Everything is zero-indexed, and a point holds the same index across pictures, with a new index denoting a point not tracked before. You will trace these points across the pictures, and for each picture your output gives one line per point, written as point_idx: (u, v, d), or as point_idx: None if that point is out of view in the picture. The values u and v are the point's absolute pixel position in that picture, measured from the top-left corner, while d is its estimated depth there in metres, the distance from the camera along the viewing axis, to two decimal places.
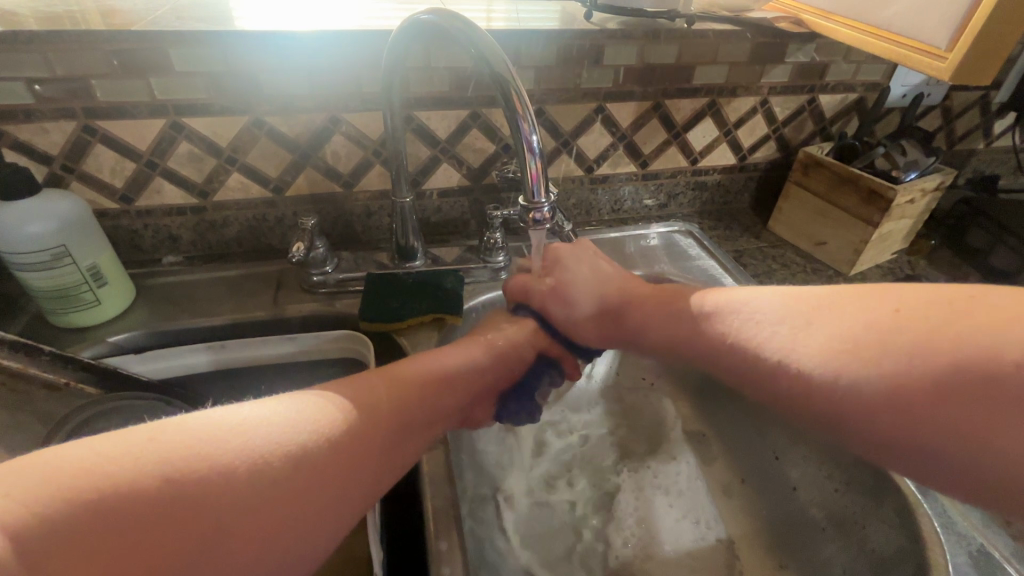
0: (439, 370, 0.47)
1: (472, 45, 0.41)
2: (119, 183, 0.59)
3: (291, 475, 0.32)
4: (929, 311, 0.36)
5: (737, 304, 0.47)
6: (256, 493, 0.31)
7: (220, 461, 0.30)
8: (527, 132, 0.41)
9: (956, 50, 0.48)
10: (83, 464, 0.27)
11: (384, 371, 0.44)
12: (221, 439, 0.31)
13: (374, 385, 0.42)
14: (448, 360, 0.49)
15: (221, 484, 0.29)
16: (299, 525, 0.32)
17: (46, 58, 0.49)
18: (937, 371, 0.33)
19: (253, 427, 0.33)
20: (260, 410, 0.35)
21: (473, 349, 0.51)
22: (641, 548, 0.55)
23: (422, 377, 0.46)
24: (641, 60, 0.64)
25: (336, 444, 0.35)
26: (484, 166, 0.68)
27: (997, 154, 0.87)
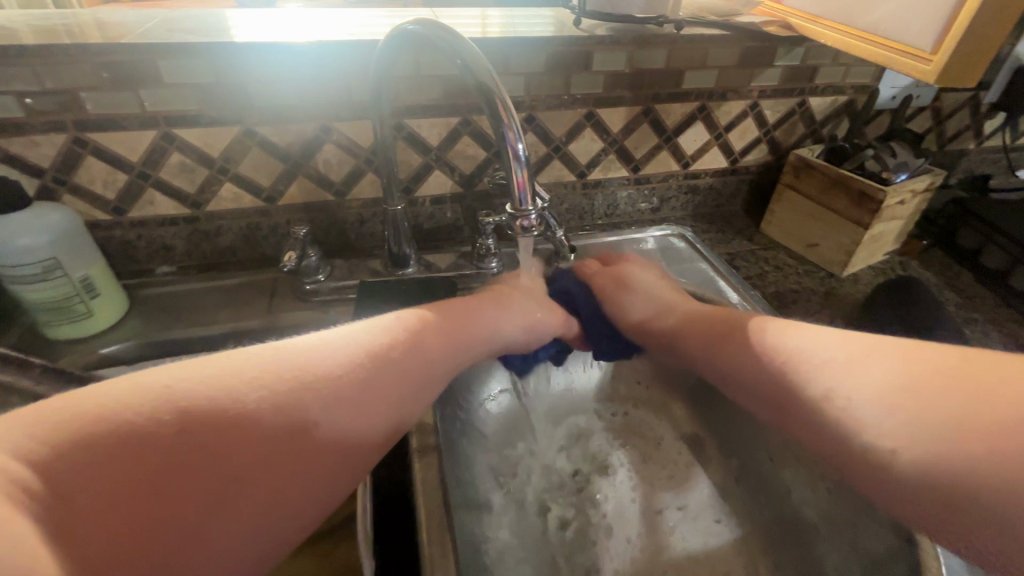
0: (462, 350, 0.46)
1: (457, 54, 0.41)
2: (111, 195, 0.59)
3: (295, 449, 0.31)
4: (1001, 372, 0.32)
5: (788, 330, 0.45)
6: (259, 463, 0.30)
7: (233, 421, 0.29)
8: (512, 140, 0.41)
9: (941, 53, 0.48)
10: (110, 401, 0.27)
11: (417, 339, 0.42)
12: (241, 395, 0.31)
13: (406, 354, 0.40)
14: (473, 345, 0.47)
15: (227, 448, 0.29)
16: (287, 502, 0.31)
17: (36, 71, 0.49)
18: (982, 425, 0.30)
19: (273, 388, 0.32)
20: (285, 367, 0.34)
21: (496, 332, 0.50)
22: (640, 554, 0.54)
23: (447, 356, 0.44)
24: (630, 65, 0.65)
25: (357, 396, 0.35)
26: (476, 173, 0.68)
27: (987, 154, 0.88)
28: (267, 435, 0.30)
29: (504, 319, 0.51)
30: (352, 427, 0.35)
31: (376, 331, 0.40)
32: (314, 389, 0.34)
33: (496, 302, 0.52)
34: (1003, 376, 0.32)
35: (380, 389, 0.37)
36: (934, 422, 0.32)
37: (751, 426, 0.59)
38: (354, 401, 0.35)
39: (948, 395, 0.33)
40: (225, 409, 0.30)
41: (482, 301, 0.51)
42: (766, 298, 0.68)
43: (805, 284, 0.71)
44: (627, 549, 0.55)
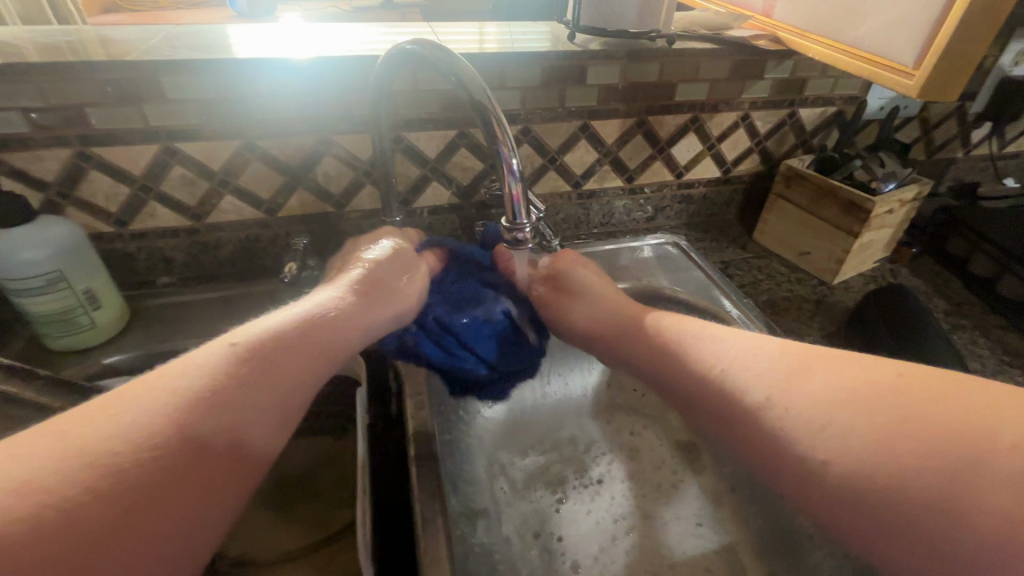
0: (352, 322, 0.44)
1: (451, 72, 0.42)
2: (114, 208, 0.60)
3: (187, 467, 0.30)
4: (931, 383, 0.33)
5: (705, 334, 0.46)
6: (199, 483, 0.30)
7: (155, 452, 0.29)
8: (506, 155, 0.42)
9: (923, 68, 0.50)
10: None
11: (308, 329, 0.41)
12: (146, 426, 0.30)
13: (298, 348, 0.39)
14: (349, 322, 0.44)
15: (162, 480, 0.29)
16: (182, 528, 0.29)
17: (40, 87, 0.50)
18: (925, 442, 0.30)
19: (160, 410, 0.31)
20: (175, 389, 0.32)
21: (382, 306, 0.48)
22: (637, 560, 0.55)
23: (347, 341, 0.43)
24: (624, 79, 0.66)
25: (233, 394, 0.34)
26: (473, 185, 0.69)
27: (976, 163, 0.89)
28: (194, 455, 0.31)
29: (399, 296, 0.49)
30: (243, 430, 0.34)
31: (252, 335, 0.38)
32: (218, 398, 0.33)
33: (388, 280, 0.50)
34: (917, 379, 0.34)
35: (276, 383, 0.37)
36: (887, 447, 0.31)
37: None
38: (259, 398, 0.35)
39: (889, 409, 0.32)
40: (122, 443, 0.29)
41: (364, 284, 0.48)
42: (759, 306, 0.69)
43: (797, 291, 0.72)
44: (614, 554, 0.55)
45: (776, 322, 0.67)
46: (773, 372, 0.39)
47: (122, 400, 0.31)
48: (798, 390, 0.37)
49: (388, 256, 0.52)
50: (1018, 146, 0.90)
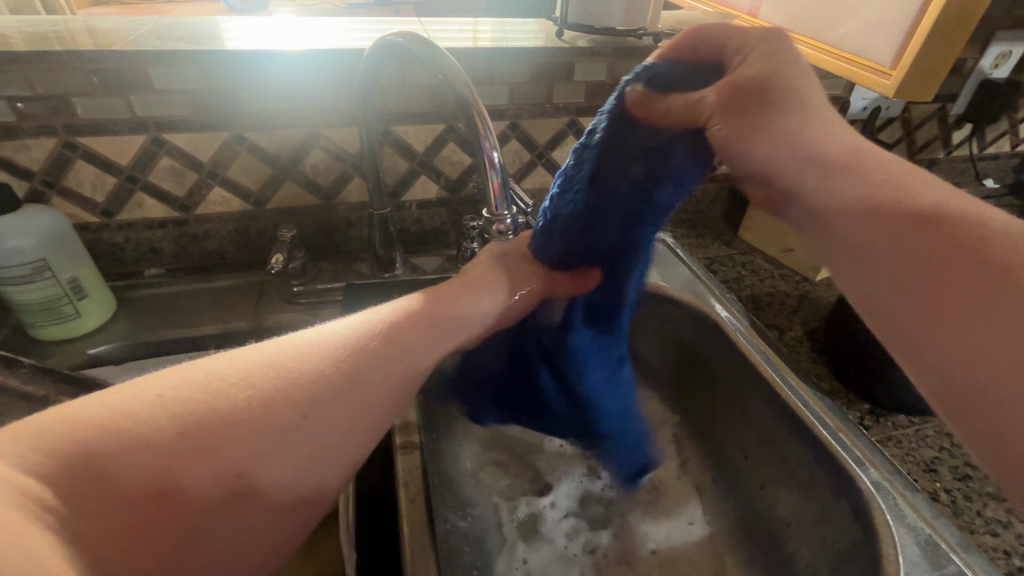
0: (462, 317, 0.44)
1: (434, 65, 0.42)
2: (100, 198, 0.60)
3: (296, 445, 0.31)
4: None
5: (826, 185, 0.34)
6: (219, 497, 0.28)
7: (255, 426, 0.29)
8: (488, 149, 0.42)
9: (899, 68, 0.51)
10: (104, 412, 0.26)
11: (405, 328, 0.40)
12: (200, 408, 0.28)
13: (414, 328, 0.40)
14: (460, 315, 0.44)
15: (267, 454, 0.29)
16: (265, 515, 0.30)
17: (26, 76, 0.50)
18: None
19: (293, 378, 0.32)
20: (300, 359, 0.34)
21: (482, 298, 0.47)
22: (622, 549, 0.56)
23: (439, 347, 0.41)
24: (611, 75, 0.67)
25: (349, 377, 0.35)
26: (461, 179, 0.70)
27: (957, 163, 0.91)
28: (237, 458, 0.28)
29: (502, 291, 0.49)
30: (342, 424, 0.33)
31: (378, 315, 0.40)
32: (319, 392, 0.33)
33: (490, 274, 0.49)
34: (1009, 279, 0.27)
35: (374, 388, 0.35)
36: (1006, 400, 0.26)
37: (728, 423, 0.61)
38: (336, 411, 0.33)
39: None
40: (254, 405, 0.30)
41: (465, 280, 0.48)
42: (741, 301, 0.70)
43: (780, 287, 0.74)
44: (599, 553, 0.55)
45: (757, 316, 0.68)
46: (860, 234, 0.32)
47: (269, 348, 0.34)
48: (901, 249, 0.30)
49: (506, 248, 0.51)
50: (998, 147, 0.91)
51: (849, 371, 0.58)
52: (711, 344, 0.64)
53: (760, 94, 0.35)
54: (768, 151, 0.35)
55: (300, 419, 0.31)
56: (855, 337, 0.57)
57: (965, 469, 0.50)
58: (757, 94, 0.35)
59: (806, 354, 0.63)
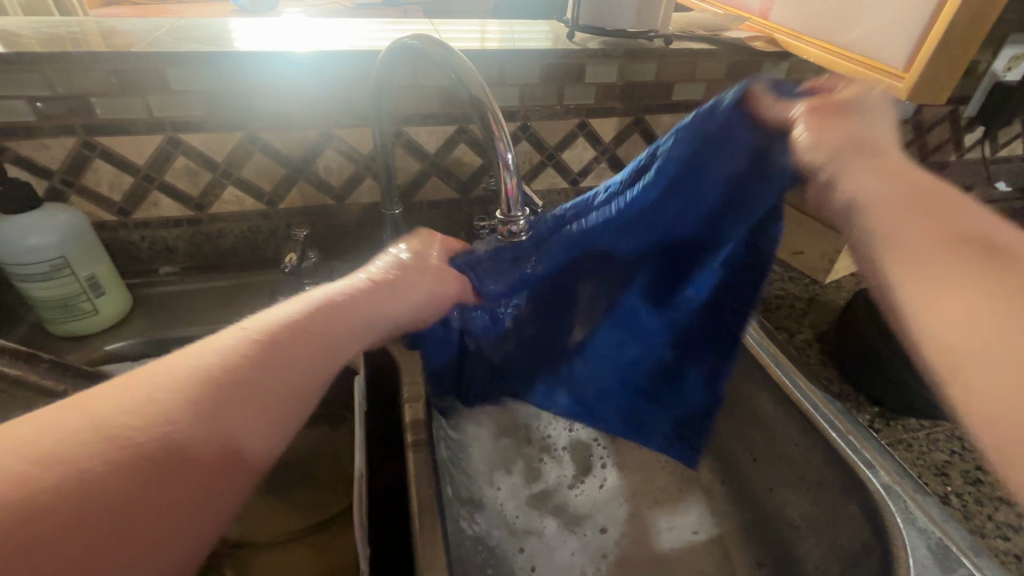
0: (361, 320, 0.41)
1: (450, 67, 0.42)
2: (117, 197, 0.61)
3: (243, 439, 0.30)
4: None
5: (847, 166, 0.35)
6: (228, 482, 0.29)
7: (199, 429, 0.28)
8: (502, 151, 0.42)
9: (913, 70, 0.51)
10: (16, 458, 0.23)
11: (295, 341, 0.35)
12: (141, 424, 0.27)
13: (317, 329, 0.37)
14: (356, 320, 0.40)
15: (221, 455, 0.29)
16: (233, 510, 0.29)
17: (47, 76, 0.51)
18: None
19: (214, 377, 0.30)
20: (211, 362, 0.31)
21: (375, 303, 0.42)
22: (632, 548, 0.56)
23: (341, 349, 0.38)
24: (622, 77, 0.67)
25: (273, 364, 0.34)
26: (472, 179, 0.70)
27: (968, 166, 0.91)
28: (195, 459, 0.27)
29: (399, 298, 0.44)
30: (280, 410, 0.33)
31: (288, 313, 0.37)
32: (247, 382, 0.32)
33: (389, 282, 0.44)
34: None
35: (297, 375, 0.35)
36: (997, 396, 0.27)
37: (737, 425, 0.61)
38: (271, 399, 0.32)
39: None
40: (192, 406, 0.29)
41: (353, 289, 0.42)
42: (751, 303, 0.70)
43: (790, 289, 0.74)
44: (609, 551, 0.56)
45: (767, 318, 0.68)
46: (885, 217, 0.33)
47: (172, 360, 0.31)
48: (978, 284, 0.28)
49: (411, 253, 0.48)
50: (1010, 150, 0.91)
51: (858, 372, 0.58)
52: None
53: (851, 107, 0.36)
54: (829, 142, 0.36)
55: (235, 413, 0.30)
56: (861, 335, 0.57)
57: (976, 473, 0.50)
58: (849, 110, 0.36)
59: (817, 357, 0.63)
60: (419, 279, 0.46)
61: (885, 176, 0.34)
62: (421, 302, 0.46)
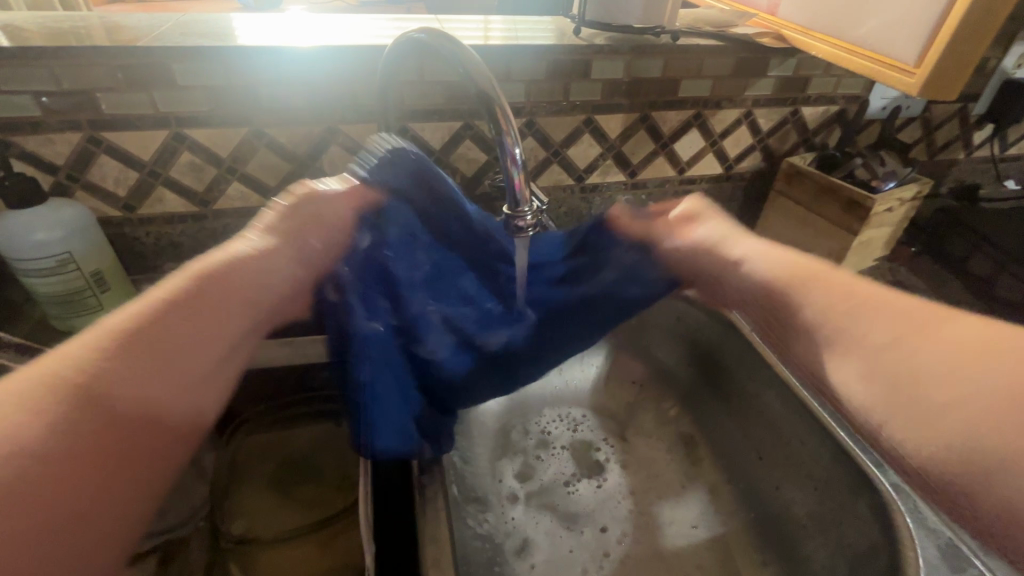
0: (248, 287, 0.38)
1: (457, 61, 0.42)
2: (122, 192, 0.61)
3: (119, 423, 0.30)
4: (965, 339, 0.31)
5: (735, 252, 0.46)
6: (113, 467, 0.29)
7: (66, 426, 0.28)
8: (509, 145, 0.41)
9: (924, 66, 0.50)
10: None
11: (177, 317, 0.34)
12: (31, 430, 0.27)
13: (196, 304, 0.36)
14: (242, 289, 0.38)
15: (98, 445, 0.29)
16: (129, 490, 0.30)
17: (53, 72, 0.51)
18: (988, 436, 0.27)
19: (75, 373, 0.30)
20: (72, 360, 0.30)
21: (266, 266, 0.40)
22: (636, 547, 0.56)
23: (230, 320, 0.37)
24: (629, 73, 0.67)
25: (144, 344, 0.32)
26: (477, 176, 0.70)
27: (977, 164, 0.90)
28: (68, 459, 0.27)
29: (295, 257, 0.42)
30: (166, 388, 0.32)
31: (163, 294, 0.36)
32: (117, 370, 0.31)
33: (280, 242, 0.42)
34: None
35: (182, 351, 0.34)
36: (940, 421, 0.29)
37: (743, 423, 0.61)
38: (156, 379, 0.32)
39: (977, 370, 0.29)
40: (51, 409, 0.28)
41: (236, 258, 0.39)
42: None
43: None
44: (613, 550, 0.55)
45: None
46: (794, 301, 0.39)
47: (32, 365, 0.30)
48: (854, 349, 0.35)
49: (311, 192, 0.43)
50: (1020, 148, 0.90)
51: None
52: (726, 345, 0.63)
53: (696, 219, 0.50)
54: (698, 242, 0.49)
55: (110, 402, 0.30)
56: None
57: None
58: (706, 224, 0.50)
59: None
60: (316, 233, 0.43)
61: (753, 266, 0.43)
62: (338, 238, 0.44)
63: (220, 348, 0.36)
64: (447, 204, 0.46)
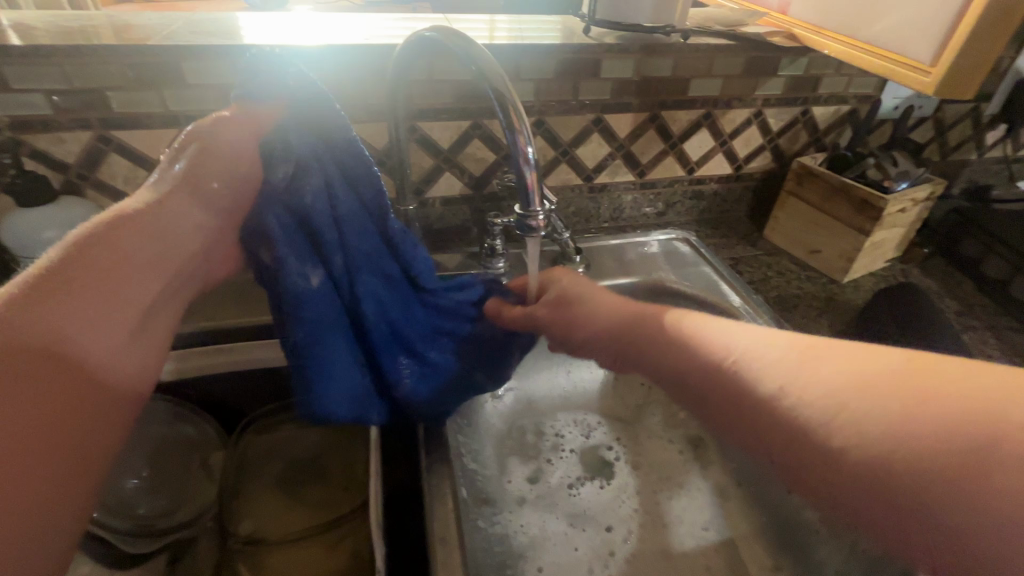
0: (158, 237, 0.38)
1: (468, 58, 0.42)
2: (131, 190, 0.61)
3: (77, 368, 0.33)
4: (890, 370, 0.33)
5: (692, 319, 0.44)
6: (82, 408, 0.33)
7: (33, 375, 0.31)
8: (521, 144, 0.41)
9: (939, 66, 0.50)
10: None
11: (104, 275, 0.35)
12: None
13: (118, 258, 0.36)
14: (154, 239, 0.38)
15: (68, 391, 0.32)
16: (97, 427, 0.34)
17: (63, 71, 0.51)
18: (934, 468, 0.28)
19: (20, 325, 0.31)
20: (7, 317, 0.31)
21: (169, 217, 0.39)
22: (643, 548, 0.56)
23: (156, 273, 0.38)
24: (638, 73, 0.66)
25: (83, 301, 0.34)
26: (485, 175, 0.70)
27: (989, 165, 0.89)
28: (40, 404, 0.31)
29: (201, 204, 0.41)
30: (115, 337, 0.35)
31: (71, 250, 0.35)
32: (64, 324, 0.33)
33: (177, 189, 0.40)
34: (925, 379, 0.32)
35: (119, 304, 0.36)
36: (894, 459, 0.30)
37: None
38: (106, 330, 0.35)
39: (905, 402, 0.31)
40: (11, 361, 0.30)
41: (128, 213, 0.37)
42: (768, 303, 0.70)
43: (807, 289, 0.73)
44: (620, 552, 0.56)
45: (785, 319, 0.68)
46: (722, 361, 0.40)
47: None
48: (757, 392, 0.37)
49: (205, 128, 0.40)
50: None
51: None
52: None
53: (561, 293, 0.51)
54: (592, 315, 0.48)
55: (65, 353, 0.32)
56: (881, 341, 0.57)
57: None
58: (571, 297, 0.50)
59: None
60: (221, 164, 0.41)
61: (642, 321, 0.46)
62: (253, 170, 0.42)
63: (151, 302, 0.38)
64: (360, 166, 0.43)
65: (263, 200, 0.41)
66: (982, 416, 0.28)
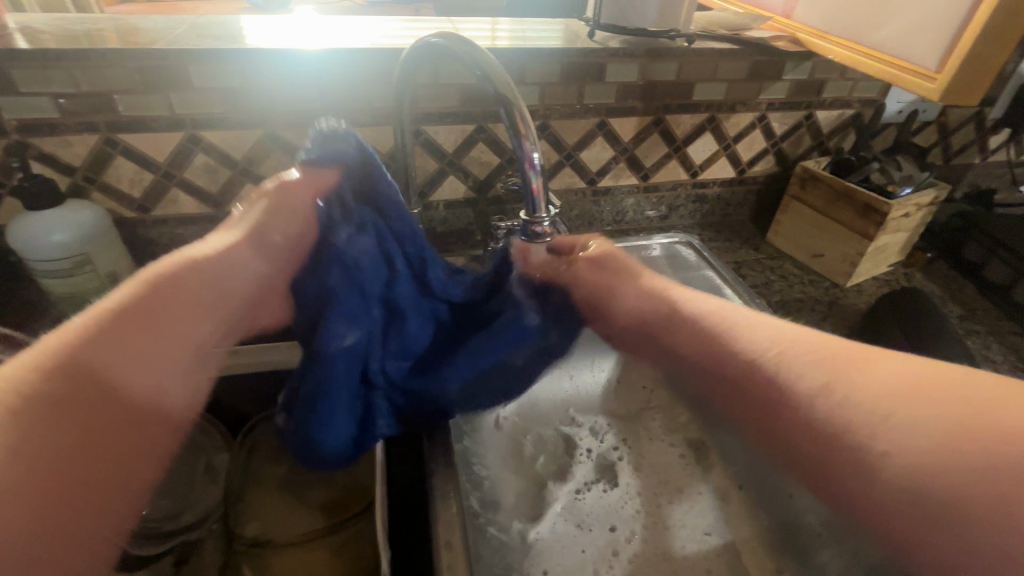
0: (216, 282, 0.38)
1: (475, 64, 0.42)
2: (137, 193, 0.61)
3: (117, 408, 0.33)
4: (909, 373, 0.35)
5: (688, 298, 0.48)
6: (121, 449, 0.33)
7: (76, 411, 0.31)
8: (528, 150, 0.41)
9: (946, 71, 0.50)
10: None
11: (158, 313, 0.36)
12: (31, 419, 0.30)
13: (172, 297, 0.36)
14: (212, 284, 0.38)
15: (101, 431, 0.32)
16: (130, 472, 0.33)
17: (71, 74, 0.51)
18: (971, 468, 0.29)
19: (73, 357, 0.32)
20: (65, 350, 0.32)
21: (228, 261, 0.39)
22: (646, 551, 0.56)
23: (206, 317, 0.38)
24: (643, 77, 0.66)
25: (134, 338, 0.34)
26: (489, 178, 0.70)
27: (992, 169, 0.89)
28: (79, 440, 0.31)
29: (260, 252, 0.41)
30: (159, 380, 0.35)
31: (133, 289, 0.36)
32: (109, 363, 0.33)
33: (245, 235, 0.40)
34: (944, 387, 0.33)
35: (168, 347, 0.36)
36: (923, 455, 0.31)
37: None
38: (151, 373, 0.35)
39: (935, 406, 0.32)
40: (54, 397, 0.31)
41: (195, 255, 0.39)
42: (771, 307, 0.70)
43: (810, 293, 0.73)
44: (624, 555, 0.56)
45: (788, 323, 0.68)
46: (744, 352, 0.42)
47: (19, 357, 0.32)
48: (800, 387, 0.38)
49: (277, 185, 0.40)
50: None
51: None
52: None
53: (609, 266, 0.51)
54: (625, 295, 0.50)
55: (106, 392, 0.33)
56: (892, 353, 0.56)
57: None
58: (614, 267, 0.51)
59: None
60: (284, 213, 0.40)
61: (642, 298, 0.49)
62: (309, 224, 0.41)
63: (200, 346, 0.38)
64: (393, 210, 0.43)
65: (323, 260, 0.41)
66: (989, 416, 0.30)
